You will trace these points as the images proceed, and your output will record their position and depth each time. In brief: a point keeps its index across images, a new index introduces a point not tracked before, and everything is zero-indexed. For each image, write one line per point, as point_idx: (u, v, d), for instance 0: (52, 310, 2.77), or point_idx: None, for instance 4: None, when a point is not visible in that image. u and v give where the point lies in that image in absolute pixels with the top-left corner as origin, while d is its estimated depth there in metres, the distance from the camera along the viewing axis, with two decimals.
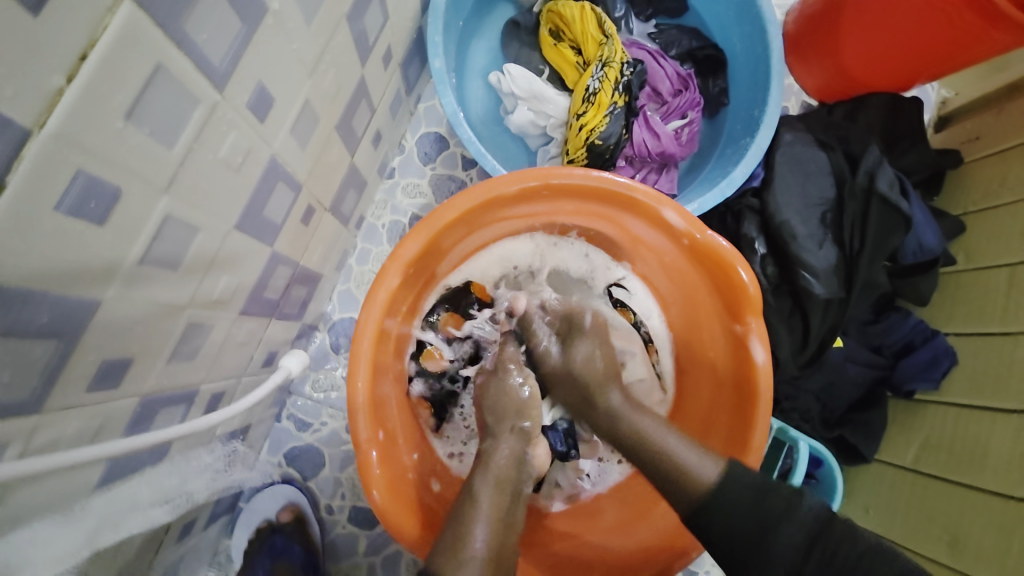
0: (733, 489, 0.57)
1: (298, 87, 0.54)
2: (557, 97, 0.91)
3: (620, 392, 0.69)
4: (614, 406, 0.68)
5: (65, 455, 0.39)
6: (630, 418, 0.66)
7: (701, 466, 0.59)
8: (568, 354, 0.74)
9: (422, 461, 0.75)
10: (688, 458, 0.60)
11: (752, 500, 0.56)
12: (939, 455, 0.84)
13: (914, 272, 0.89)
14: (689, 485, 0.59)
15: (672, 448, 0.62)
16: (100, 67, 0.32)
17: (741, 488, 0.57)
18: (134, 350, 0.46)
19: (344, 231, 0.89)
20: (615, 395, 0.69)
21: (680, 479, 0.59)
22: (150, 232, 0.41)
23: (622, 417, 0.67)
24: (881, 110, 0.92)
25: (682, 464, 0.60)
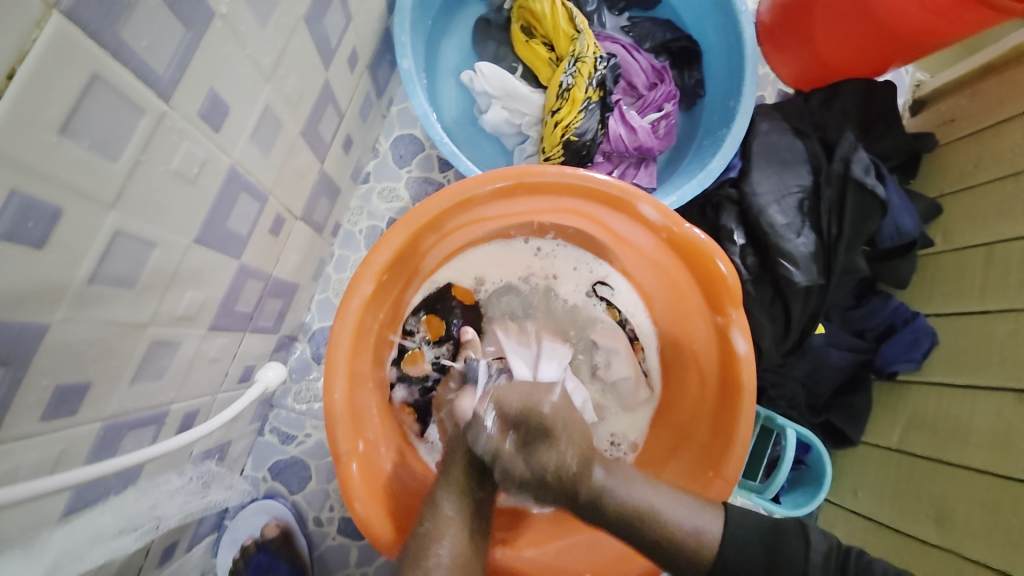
0: (747, 535, 0.58)
1: (256, 93, 0.53)
2: (530, 95, 0.90)
3: (602, 466, 0.58)
4: (600, 486, 0.57)
5: (21, 485, 0.38)
6: (617, 496, 0.57)
7: (702, 529, 0.57)
8: (534, 460, 0.56)
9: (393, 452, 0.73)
10: (687, 526, 0.57)
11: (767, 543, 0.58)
12: (923, 435, 0.85)
13: (891, 256, 0.89)
14: (696, 553, 0.57)
15: (660, 505, 0.57)
16: (30, 81, 0.30)
17: (751, 532, 0.58)
18: (92, 373, 0.44)
19: (320, 238, 0.87)
20: (599, 472, 0.57)
21: (675, 548, 0.57)
22: (99, 250, 0.39)
23: (613, 493, 0.57)
24: (855, 95, 0.92)
25: (677, 531, 0.57)
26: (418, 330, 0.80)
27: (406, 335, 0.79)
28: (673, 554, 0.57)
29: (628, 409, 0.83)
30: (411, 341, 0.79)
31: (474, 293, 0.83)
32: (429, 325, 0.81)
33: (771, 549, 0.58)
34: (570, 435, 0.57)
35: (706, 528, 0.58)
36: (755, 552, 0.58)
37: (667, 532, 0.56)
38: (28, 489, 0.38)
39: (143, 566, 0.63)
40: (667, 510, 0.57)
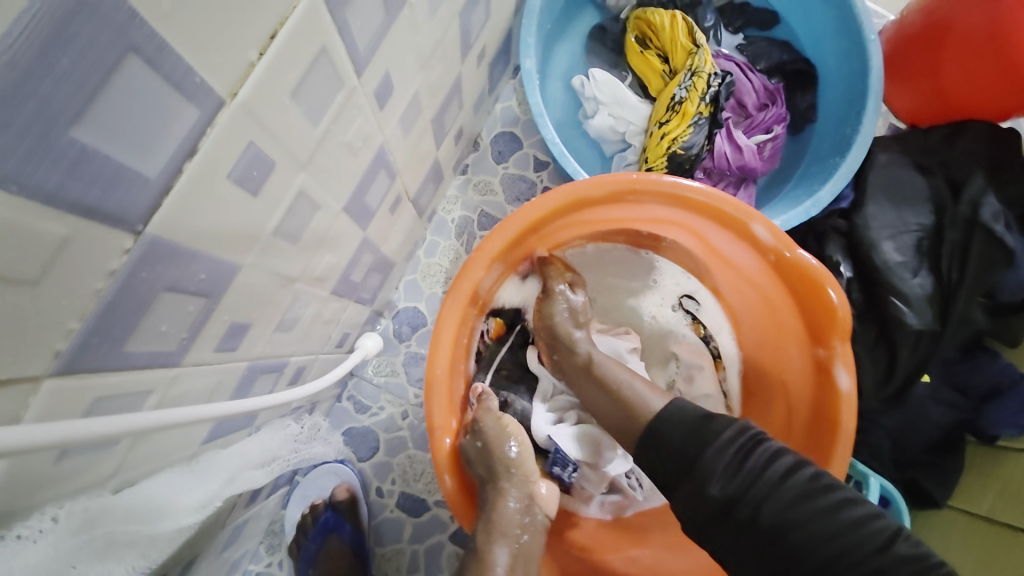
0: (681, 415, 0.58)
1: (412, 77, 0.56)
2: (638, 104, 0.92)
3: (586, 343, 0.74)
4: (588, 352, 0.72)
5: (190, 409, 0.42)
6: (604, 368, 0.69)
7: (650, 400, 0.62)
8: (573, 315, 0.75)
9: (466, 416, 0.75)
10: (637, 392, 0.64)
11: (696, 427, 0.56)
12: (1019, 504, 0.79)
13: (1010, 311, 0.84)
14: (635, 414, 0.62)
15: (624, 383, 0.66)
16: (285, 44, 0.34)
17: (679, 423, 0.57)
18: (253, 316, 0.48)
19: (419, 222, 0.92)
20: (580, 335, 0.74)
21: (628, 415, 0.63)
22: (286, 204, 0.43)
23: (598, 363, 0.70)
24: (980, 135, 0.86)
25: (630, 395, 0.64)
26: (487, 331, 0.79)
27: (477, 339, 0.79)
28: (625, 410, 0.63)
29: None
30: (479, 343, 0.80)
31: None
32: (495, 329, 0.80)
33: (699, 432, 0.56)
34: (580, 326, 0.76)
35: (652, 399, 0.62)
36: (681, 428, 0.57)
37: (623, 393, 0.64)
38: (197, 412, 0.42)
39: (235, 505, 0.68)
40: (635, 386, 0.65)
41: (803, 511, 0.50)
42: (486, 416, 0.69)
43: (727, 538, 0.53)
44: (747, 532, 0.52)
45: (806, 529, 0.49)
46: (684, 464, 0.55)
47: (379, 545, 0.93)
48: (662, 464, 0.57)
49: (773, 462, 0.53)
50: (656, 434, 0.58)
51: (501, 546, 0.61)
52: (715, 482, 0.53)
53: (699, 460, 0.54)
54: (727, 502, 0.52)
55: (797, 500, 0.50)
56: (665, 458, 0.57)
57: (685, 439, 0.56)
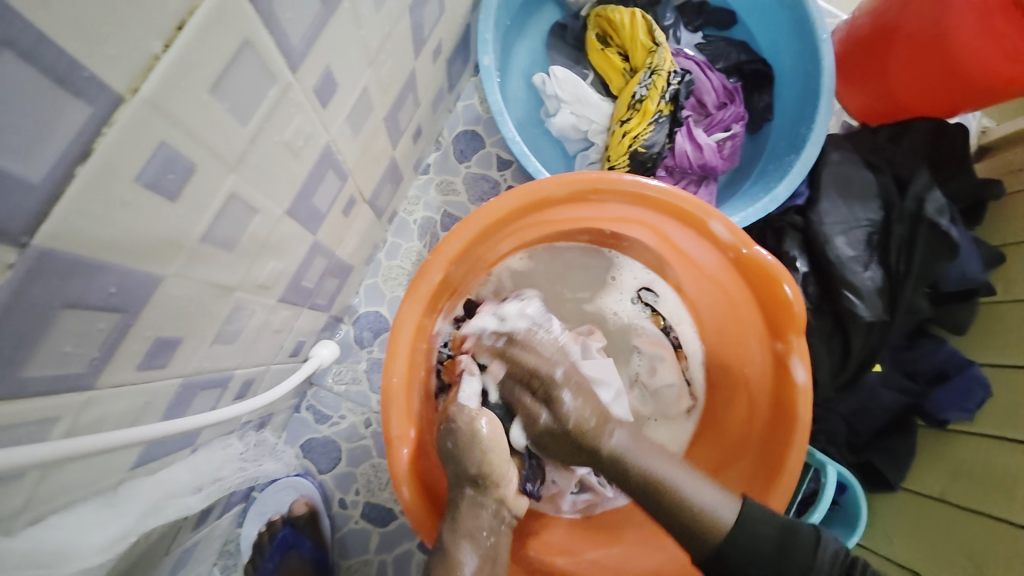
0: (752, 529, 0.56)
1: (359, 74, 0.54)
2: (599, 103, 0.91)
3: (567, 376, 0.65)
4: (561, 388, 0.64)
5: (112, 433, 0.39)
6: (635, 459, 0.59)
7: (719, 508, 0.56)
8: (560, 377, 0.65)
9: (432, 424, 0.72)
10: (702, 501, 0.57)
11: (773, 551, 0.55)
12: (967, 485, 0.81)
13: (951, 299, 0.88)
14: (708, 531, 0.56)
15: (687, 487, 0.58)
16: (196, 34, 0.31)
17: (762, 541, 0.55)
18: (185, 330, 0.45)
19: (378, 224, 0.88)
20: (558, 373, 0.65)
21: (688, 523, 0.56)
22: (215, 210, 0.40)
23: (628, 457, 0.60)
24: (924, 134, 0.89)
25: (696, 510, 0.56)
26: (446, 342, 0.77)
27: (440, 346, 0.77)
28: (688, 526, 0.56)
29: (667, 417, 0.82)
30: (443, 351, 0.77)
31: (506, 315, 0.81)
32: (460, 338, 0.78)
33: (783, 546, 0.55)
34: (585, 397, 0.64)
35: (724, 509, 0.57)
36: (766, 545, 0.55)
37: (684, 504, 0.56)
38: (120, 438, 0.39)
39: (179, 529, 0.64)
40: (700, 499, 0.57)
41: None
42: (459, 413, 0.65)
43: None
44: None
45: None
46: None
47: (343, 558, 0.89)
48: None
49: (827, 558, 0.54)
50: (737, 551, 0.55)
51: (467, 549, 0.59)
52: None
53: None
54: None
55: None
56: (741, 566, 0.55)
57: (777, 554, 0.55)
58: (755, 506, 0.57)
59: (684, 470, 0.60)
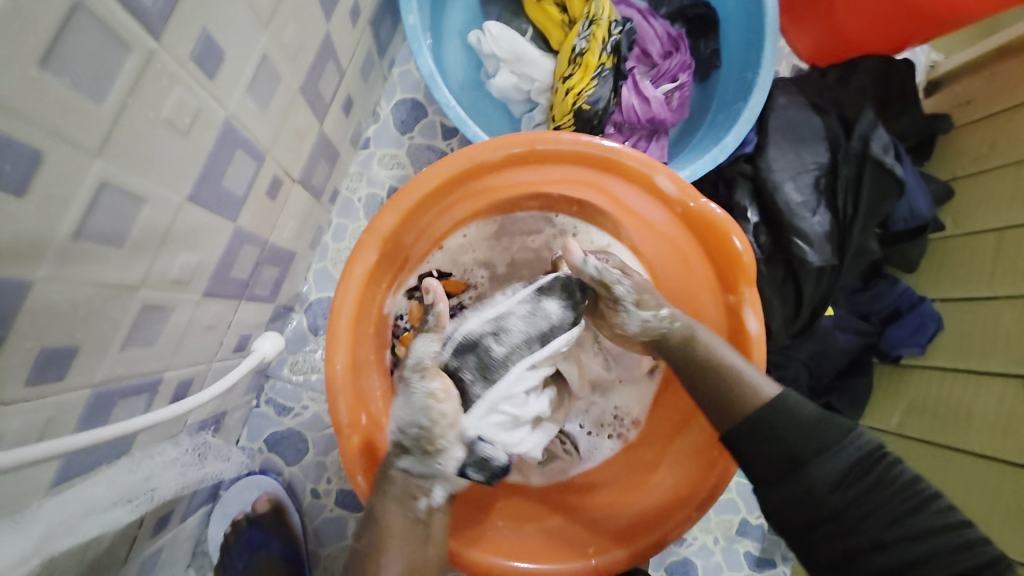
0: (793, 412, 0.53)
1: (253, 38, 0.49)
2: (540, 59, 0.86)
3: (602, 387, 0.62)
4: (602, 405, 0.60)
5: (27, 448, 0.37)
6: None
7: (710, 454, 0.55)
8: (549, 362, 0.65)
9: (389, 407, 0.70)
10: (736, 365, 0.58)
11: (812, 422, 0.52)
12: (924, 418, 0.84)
13: (902, 239, 0.88)
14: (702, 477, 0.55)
15: None
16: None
17: (793, 417, 0.53)
18: (80, 337, 0.42)
19: (318, 205, 0.83)
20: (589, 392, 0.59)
21: (731, 403, 0.56)
22: (85, 202, 0.37)
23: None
24: (873, 71, 0.88)
25: None
26: (402, 314, 0.75)
27: (397, 322, 0.74)
28: (725, 394, 0.57)
29: (631, 381, 0.78)
30: (399, 326, 0.75)
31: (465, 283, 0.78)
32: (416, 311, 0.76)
33: (812, 431, 0.52)
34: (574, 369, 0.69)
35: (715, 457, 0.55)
36: (792, 435, 0.52)
37: (736, 372, 0.57)
38: (34, 451, 0.37)
39: (137, 536, 0.61)
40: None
41: (890, 492, 0.50)
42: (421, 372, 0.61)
43: (825, 545, 0.51)
44: (833, 535, 0.50)
45: (892, 534, 0.49)
46: (783, 470, 0.52)
47: (321, 547, 0.88)
48: (769, 457, 0.53)
49: (859, 442, 0.52)
50: (769, 428, 0.53)
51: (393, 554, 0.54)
52: (826, 490, 0.50)
53: (829, 456, 0.51)
54: (834, 511, 0.50)
55: (866, 475, 0.51)
56: (765, 459, 0.53)
57: (808, 428, 0.52)
58: (797, 392, 0.55)
59: (730, 349, 0.61)
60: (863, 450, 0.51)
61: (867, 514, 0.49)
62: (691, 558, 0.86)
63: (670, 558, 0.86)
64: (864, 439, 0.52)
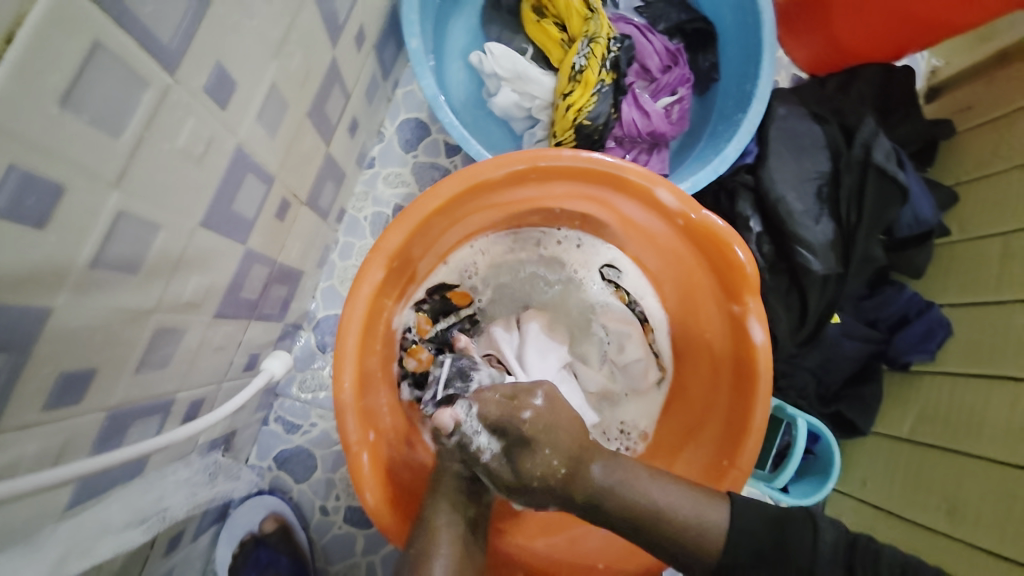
0: (758, 504, 0.56)
1: (262, 69, 0.50)
2: (541, 77, 0.88)
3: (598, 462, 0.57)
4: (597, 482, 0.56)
5: (39, 474, 0.37)
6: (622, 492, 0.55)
7: (702, 513, 0.55)
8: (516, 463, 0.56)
9: (394, 423, 0.70)
10: (686, 512, 0.55)
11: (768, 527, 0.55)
12: (936, 426, 0.83)
13: (907, 245, 0.88)
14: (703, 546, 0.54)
15: (673, 501, 0.55)
16: (32, 47, 0.29)
17: (758, 521, 0.55)
18: (96, 361, 0.43)
19: (324, 225, 0.85)
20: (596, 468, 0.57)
21: (698, 551, 0.54)
22: (103, 231, 0.38)
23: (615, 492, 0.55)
24: (873, 80, 0.89)
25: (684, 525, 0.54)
26: (411, 327, 0.75)
27: (405, 334, 0.75)
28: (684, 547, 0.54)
29: (638, 393, 0.79)
30: (408, 338, 0.75)
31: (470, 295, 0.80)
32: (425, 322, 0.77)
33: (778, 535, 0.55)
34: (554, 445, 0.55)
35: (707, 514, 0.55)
36: (767, 563, 0.54)
37: (656, 508, 0.54)
38: (51, 476, 0.38)
39: (148, 557, 0.61)
40: (664, 498, 0.55)
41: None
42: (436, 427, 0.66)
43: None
44: None
45: None
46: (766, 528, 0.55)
47: (329, 565, 0.87)
48: None
49: (830, 547, 0.54)
50: (740, 569, 0.54)
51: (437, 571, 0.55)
52: None
53: (805, 568, 0.53)
54: None
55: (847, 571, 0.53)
56: (750, 518, 0.55)
57: (775, 550, 0.54)
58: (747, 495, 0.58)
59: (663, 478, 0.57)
60: (838, 549, 0.54)
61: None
62: None
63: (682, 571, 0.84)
64: (831, 528, 0.55)
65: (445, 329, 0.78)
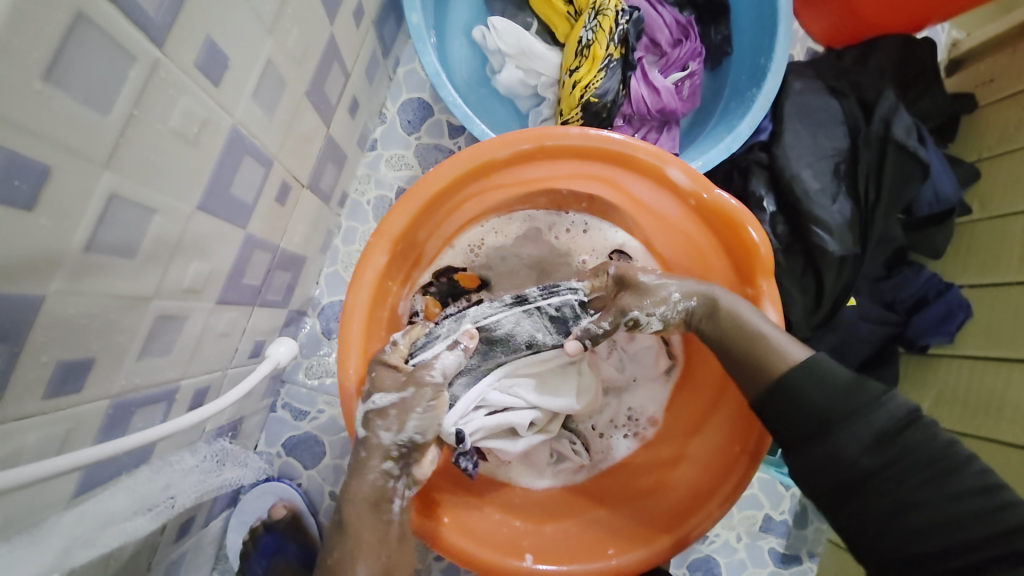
0: (818, 377, 0.52)
1: (256, 43, 0.48)
2: (546, 53, 0.85)
3: None
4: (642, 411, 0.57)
5: (42, 463, 0.37)
6: None
7: None
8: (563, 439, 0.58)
9: None
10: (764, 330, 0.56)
11: (838, 393, 0.51)
12: (954, 409, 0.81)
13: (927, 224, 0.85)
14: None
15: None
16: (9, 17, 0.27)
17: (830, 384, 0.51)
18: (96, 349, 0.42)
19: (327, 209, 0.83)
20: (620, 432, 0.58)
21: (756, 366, 0.55)
22: (95, 215, 0.37)
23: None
24: (894, 51, 0.85)
25: None
26: (418, 312, 0.73)
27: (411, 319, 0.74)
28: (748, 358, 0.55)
29: (648, 379, 0.75)
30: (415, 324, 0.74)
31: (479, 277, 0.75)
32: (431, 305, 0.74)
33: (845, 400, 0.50)
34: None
35: None
36: (824, 398, 0.51)
37: (756, 332, 0.55)
38: (57, 464, 0.37)
39: (159, 543, 0.62)
40: None
41: (921, 457, 0.48)
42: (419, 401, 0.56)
43: (862, 502, 0.49)
44: (879, 498, 0.48)
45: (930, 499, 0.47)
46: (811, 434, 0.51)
47: None
48: (797, 421, 0.52)
49: (896, 412, 0.49)
50: (795, 399, 0.52)
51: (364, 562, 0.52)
52: (856, 453, 0.49)
53: (862, 417, 0.49)
54: (866, 472, 0.49)
55: (882, 445, 0.49)
56: (796, 421, 0.52)
57: (836, 400, 0.50)
58: (827, 356, 0.54)
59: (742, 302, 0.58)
60: (897, 417, 0.49)
61: (894, 488, 0.48)
62: (713, 555, 0.84)
63: (692, 555, 0.84)
64: (895, 402, 0.50)
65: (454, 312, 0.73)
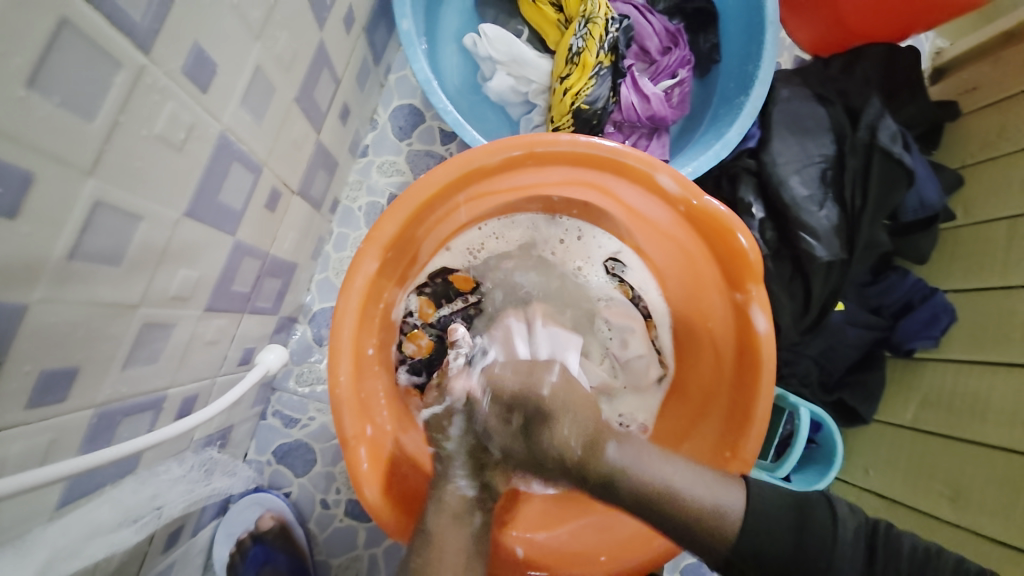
0: (766, 521, 0.52)
1: (244, 50, 0.48)
2: (537, 60, 0.85)
3: (614, 443, 0.53)
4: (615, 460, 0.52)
5: (30, 472, 0.36)
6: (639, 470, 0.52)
7: (721, 504, 0.51)
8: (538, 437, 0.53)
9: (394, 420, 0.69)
10: (706, 501, 0.51)
11: (793, 529, 0.52)
12: (940, 412, 0.82)
13: (912, 230, 0.86)
14: (716, 534, 0.51)
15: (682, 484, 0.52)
16: None
17: (779, 521, 0.52)
18: (80, 357, 0.41)
19: (318, 215, 0.83)
20: (612, 445, 0.53)
21: (701, 533, 0.51)
22: (78, 222, 0.36)
23: (627, 470, 0.52)
24: (878, 60, 0.86)
25: (699, 505, 0.51)
26: (412, 312, 0.75)
27: (406, 319, 0.74)
28: (698, 536, 0.52)
29: (638, 389, 0.78)
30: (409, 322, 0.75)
31: (473, 278, 0.78)
32: (424, 307, 0.76)
33: (800, 527, 0.52)
34: (573, 415, 0.53)
35: (728, 500, 0.52)
36: (783, 546, 0.51)
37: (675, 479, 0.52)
38: (48, 473, 0.37)
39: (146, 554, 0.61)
40: (675, 476, 0.52)
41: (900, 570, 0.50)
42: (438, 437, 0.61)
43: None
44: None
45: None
46: (789, 574, 0.51)
47: (331, 558, 0.87)
48: (776, 573, 0.52)
49: (850, 538, 0.51)
50: (757, 541, 0.51)
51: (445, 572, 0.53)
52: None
53: (830, 567, 0.51)
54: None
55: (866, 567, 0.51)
56: (778, 545, 0.51)
57: (795, 542, 0.51)
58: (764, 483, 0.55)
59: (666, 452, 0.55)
60: (857, 532, 0.52)
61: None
62: None
63: (685, 560, 0.84)
64: (847, 522, 0.52)
65: (447, 314, 0.77)
